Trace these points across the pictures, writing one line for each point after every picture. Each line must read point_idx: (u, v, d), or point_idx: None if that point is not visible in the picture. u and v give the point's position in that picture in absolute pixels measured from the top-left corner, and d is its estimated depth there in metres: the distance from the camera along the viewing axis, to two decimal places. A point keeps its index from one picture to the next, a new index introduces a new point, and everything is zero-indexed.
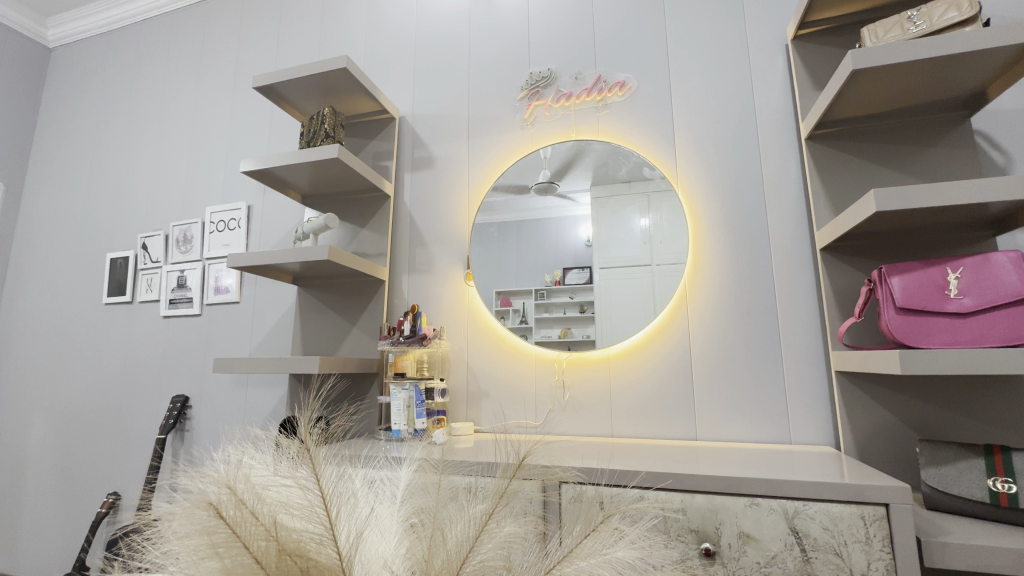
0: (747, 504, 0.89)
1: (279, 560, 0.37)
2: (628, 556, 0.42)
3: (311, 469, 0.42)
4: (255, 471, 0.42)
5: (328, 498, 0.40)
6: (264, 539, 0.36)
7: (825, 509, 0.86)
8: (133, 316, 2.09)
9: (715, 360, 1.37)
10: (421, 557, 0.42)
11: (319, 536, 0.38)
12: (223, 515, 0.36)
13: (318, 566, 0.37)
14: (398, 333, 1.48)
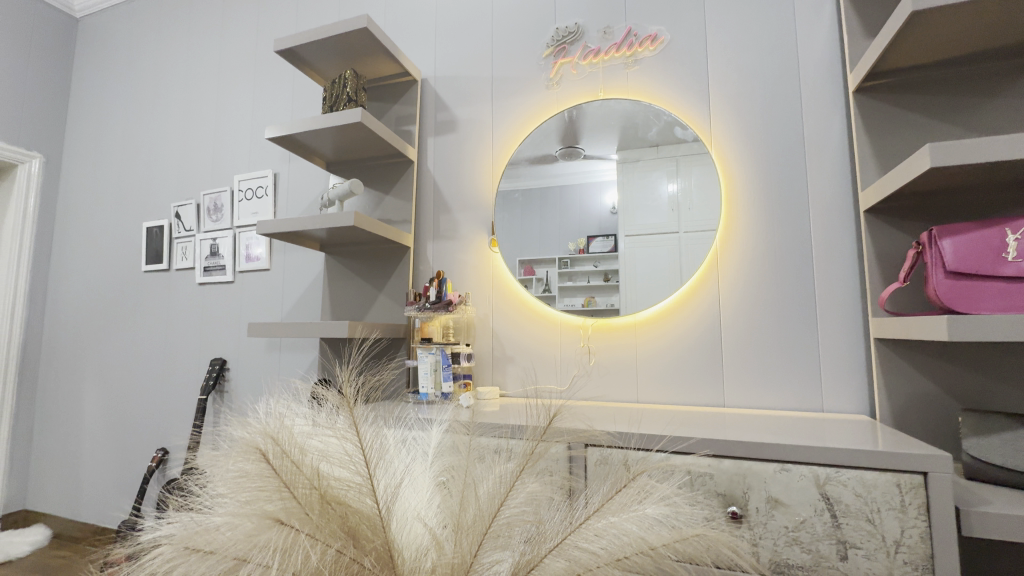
0: (776, 469, 0.88)
1: (321, 507, 0.38)
2: (658, 511, 0.42)
3: (349, 422, 0.43)
4: (296, 422, 0.43)
5: (367, 451, 0.41)
6: (307, 487, 0.37)
7: (858, 476, 0.84)
8: (170, 283, 2.17)
9: (745, 326, 1.33)
10: (453, 510, 0.44)
11: (358, 485, 0.40)
12: (269, 462, 0.38)
13: (358, 514, 0.38)
14: (424, 299, 1.49)
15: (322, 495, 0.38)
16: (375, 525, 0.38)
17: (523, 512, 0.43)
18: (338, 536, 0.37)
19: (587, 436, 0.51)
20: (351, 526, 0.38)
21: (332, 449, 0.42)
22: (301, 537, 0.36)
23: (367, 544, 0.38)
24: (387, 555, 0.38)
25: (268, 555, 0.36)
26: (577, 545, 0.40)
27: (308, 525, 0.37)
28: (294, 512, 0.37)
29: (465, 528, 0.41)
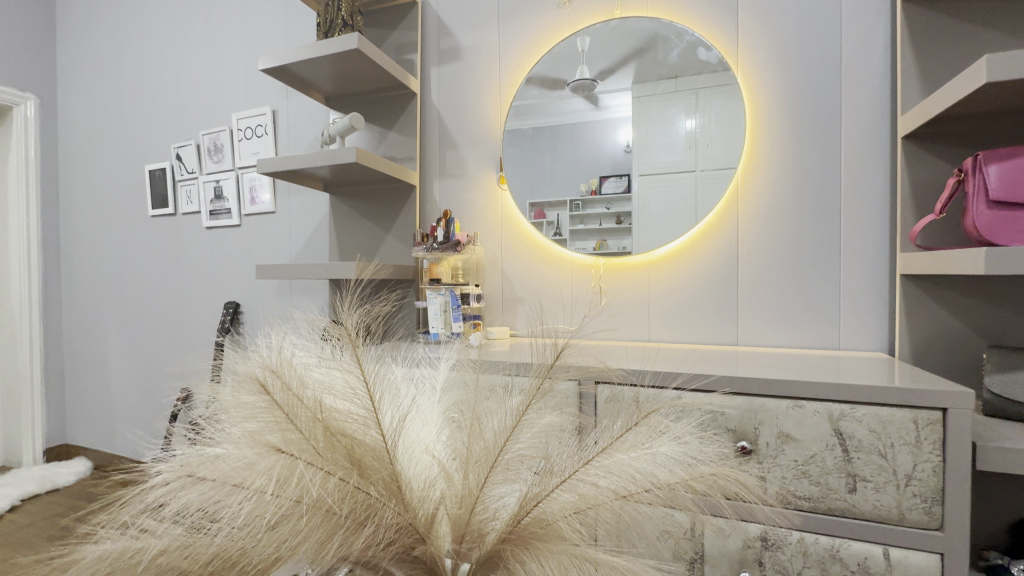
0: (790, 406, 0.87)
1: (325, 439, 0.37)
2: (671, 451, 0.41)
3: (353, 354, 0.42)
4: (296, 351, 0.41)
5: (372, 384, 0.40)
6: (310, 419, 0.36)
7: (874, 413, 0.83)
8: (178, 227, 2.15)
9: (764, 264, 1.29)
10: (462, 446, 0.43)
11: (364, 418, 0.39)
12: (268, 393, 0.36)
13: (364, 446, 0.38)
14: (432, 240, 1.46)
15: (325, 428, 0.37)
16: (382, 456, 0.38)
17: (531, 448, 0.43)
18: (345, 468, 0.37)
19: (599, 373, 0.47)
20: (357, 457, 0.37)
21: (335, 380, 0.40)
22: (300, 464, 0.35)
23: (373, 475, 0.37)
24: (394, 483, 0.38)
25: (267, 482, 0.34)
26: (583, 480, 0.40)
27: (310, 458, 0.36)
28: (298, 443, 0.36)
29: (473, 463, 0.41)
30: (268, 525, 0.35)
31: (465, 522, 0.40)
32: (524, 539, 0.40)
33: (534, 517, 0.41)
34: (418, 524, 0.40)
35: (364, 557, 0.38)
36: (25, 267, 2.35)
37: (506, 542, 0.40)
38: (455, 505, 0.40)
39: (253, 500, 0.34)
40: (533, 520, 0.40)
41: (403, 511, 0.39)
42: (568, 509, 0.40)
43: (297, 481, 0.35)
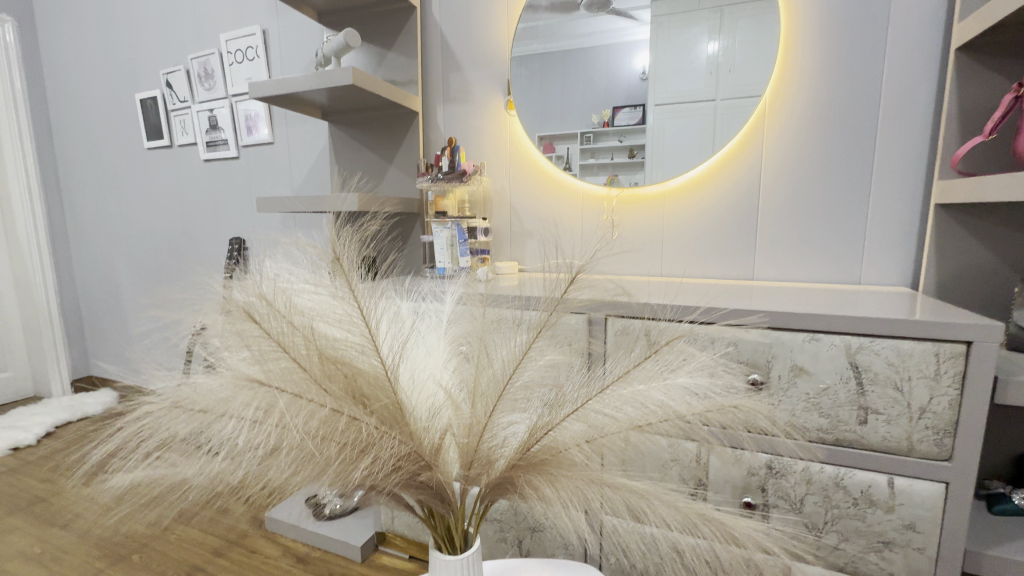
0: (806, 339, 0.85)
1: (323, 366, 0.39)
2: (692, 381, 0.42)
3: (346, 288, 0.43)
4: (294, 286, 0.43)
5: (369, 319, 0.42)
6: (306, 348, 0.39)
7: (894, 346, 0.80)
8: (176, 160, 2.09)
9: (786, 196, 1.22)
10: (470, 379, 0.47)
11: (362, 346, 0.41)
12: (259, 324, 0.38)
13: (363, 374, 0.40)
14: (437, 170, 1.39)
15: (325, 357, 0.39)
16: (382, 385, 0.41)
17: (541, 378, 0.46)
18: (344, 395, 0.39)
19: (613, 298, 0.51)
20: (357, 384, 0.40)
21: (335, 314, 0.42)
22: (281, 394, 0.37)
23: (372, 403, 0.40)
24: (396, 409, 0.41)
25: (251, 410, 0.36)
26: (594, 410, 0.42)
27: (304, 383, 0.38)
28: (293, 370, 0.38)
29: (478, 396, 0.45)
30: (269, 449, 0.38)
31: (474, 449, 0.44)
32: (533, 464, 0.44)
33: (545, 444, 0.44)
34: (424, 453, 0.43)
35: (367, 483, 0.42)
36: (29, 204, 2.34)
37: (518, 467, 0.44)
38: (464, 433, 0.44)
39: (243, 428, 0.37)
40: (544, 448, 0.44)
41: (405, 440, 0.41)
42: (579, 438, 0.43)
43: (282, 411, 0.37)
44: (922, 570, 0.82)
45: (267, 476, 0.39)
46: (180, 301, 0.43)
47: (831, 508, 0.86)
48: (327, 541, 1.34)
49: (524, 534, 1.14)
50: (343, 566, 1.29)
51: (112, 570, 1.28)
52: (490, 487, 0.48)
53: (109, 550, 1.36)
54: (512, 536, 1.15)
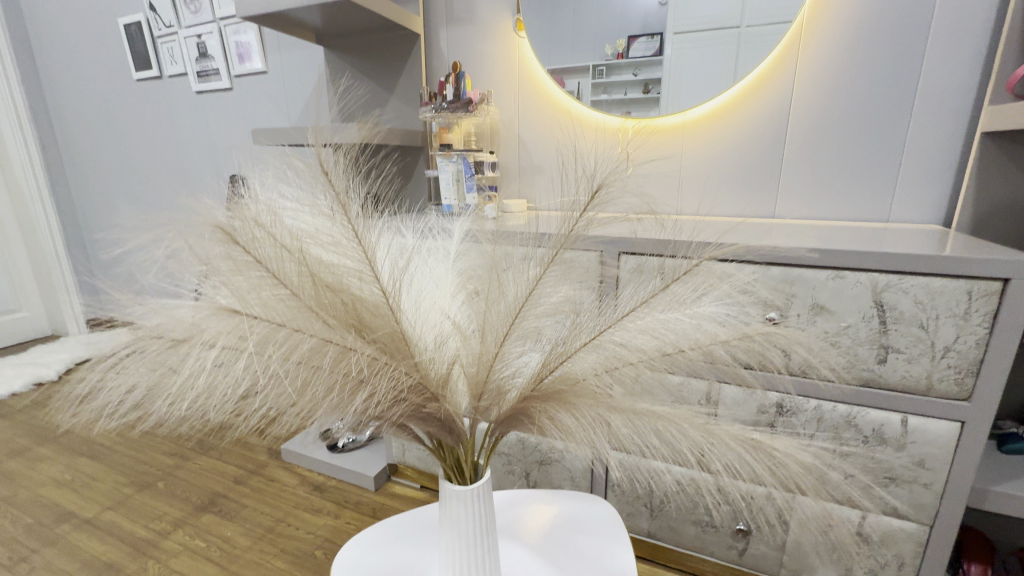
0: (831, 277, 0.81)
1: (318, 294, 0.38)
2: (717, 311, 0.44)
3: (342, 213, 0.41)
4: (285, 211, 0.41)
5: (368, 248, 0.41)
6: (298, 273, 0.38)
7: (923, 284, 0.76)
8: (168, 93, 1.99)
9: (815, 126, 1.14)
10: (478, 312, 0.48)
11: (361, 272, 0.41)
12: (241, 243, 0.37)
13: (361, 301, 0.40)
14: (440, 99, 1.30)
15: (322, 285, 0.38)
16: (384, 313, 0.41)
17: (553, 310, 0.47)
18: (343, 325, 0.39)
19: (634, 214, 0.52)
20: (357, 313, 0.39)
21: (333, 241, 0.41)
22: (264, 324, 0.37)
23: (373, 332, 0.40)
24: (398, 336, 0.42)
25: (227, 338, 0.37)
26: (613, 341, 0.45)
27: (290, 310, 0.38)
28: (282, 299, 0.38)
29: (488, 328, 0.46)
30: (267, 379, 0.38)
31: (484, 380, 0.47)
32: (549, 395, 0.47)
33: (559, 375, 0.47)
34: (431, 384, 0.44)
35: (370, 414, 0.43)
36: (20, 140, 2.29)
37: (529, 397, 0.47)
38: (476, 365, 0.46)
39: (231, 359, 0.37)
40: (558, 378, 0.46)
41: (411, 369, 0.42)
42: (596, 368, 0.45)
43: (265, 340, 0.37)
44: (927, 505, 0.83)
45: (262, 407, 0.40)
46: (162, 228, 0.40)
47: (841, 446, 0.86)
48: (341, 471, 1.39)
49: (531, 467, 1.17)
50: (358, 493, 1.35)
51: (138, 495, 1.35)
52: (501, 420, 0.51)
53: (134, 477, 1.42)
54: (519, 468, 1.18)
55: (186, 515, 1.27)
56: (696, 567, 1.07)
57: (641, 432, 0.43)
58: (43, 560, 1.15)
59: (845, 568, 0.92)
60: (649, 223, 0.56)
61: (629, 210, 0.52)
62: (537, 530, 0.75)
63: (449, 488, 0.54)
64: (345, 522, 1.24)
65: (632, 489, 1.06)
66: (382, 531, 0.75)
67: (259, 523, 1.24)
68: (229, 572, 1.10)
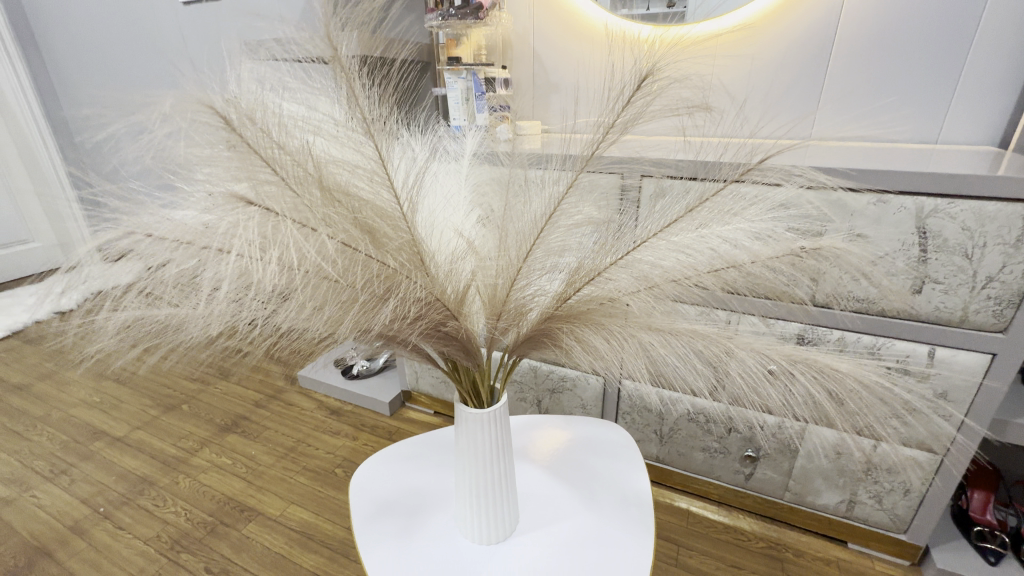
0: (871, 202, 0.75)
1: (325, 199, 0.36)
2: (753, 227, 0.42)
3: (350, 107, 0.38)
4: (286, 105, 0.37)
5: (380, 149, 0.38)
6: (306, 176, 0.36)
7: (975, 208, 0.70)
8: (153, 5, 1.84)
9: (867, 33, 1.01)
10: (497, 236, 0.46)
11: (372, 174, 0.38)
12: (246, 141, 0.35)
13: (372, 208, 0.37)
14: (447, 5, 1.17)
15: (330, 194, 0.36)
16: (399, 223, 0.39)
17: (579, 229, 0.44)
18: (357, 233, 0.37)
19: (684, 110, 0.41)
20: (366, 220, 0.37)
21: (341, 140, 0.38)
22: (275, 223, 0.36)
23: (385, 242, 0.38)
24: (412, 247, 0.39)
25: (230, 241, 0.35)
26: (647, 262, 0.43)
27: (296, 204, 0.36)
28: (289, 198, 0.36)
29: (509, 242, 0.44)
30: (272, 291, 0.37)
31: (504, 299, 0.45)
32: (573, 316, 0.46)
33: (585, 295, 0.45)
34: (448, 303, 0.42)
35: (388, 330, 0.42)
36: (7, 61, 2.18)
37: (553, 316, 0.46)
38: (494, 286, 0.45)
39: (228, 264, 0.36)
40: (585, 298, 0.45)
41: (426, 283, 0.40)
42: (634, 286, 0.43)
43: (274, 245, 0.35)
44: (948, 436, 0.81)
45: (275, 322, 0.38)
46: (147, 121, 0.37)
47: None
48: (356, 396, 1.43)
49: (543, 394, 1.18)
50: (373, 417, 1.39)
51: (165, 417, 1.41)
52: (521, 341, 0.50)
53: (160, 400, 1.48)
54: (531, 396, 1.20)
55: (212, 435, 1.33)
56: (701, 489, 1.11)
57: (669, 344, 0.43)
58: (81, 473, 1.21)
59: (851, 492, 0.93)
60: (705, 122, 0.45)
61: (677, 104, 0.41)
62: (550, 454, 0.75)
63: (465, 411, 0.53)
64: (363, 443, 1.29)
65: (640, 416, 1.08)
66: (400, 451, 0.76)
67: (281, 443, 1.30)
68: (255, 486, 1.16)
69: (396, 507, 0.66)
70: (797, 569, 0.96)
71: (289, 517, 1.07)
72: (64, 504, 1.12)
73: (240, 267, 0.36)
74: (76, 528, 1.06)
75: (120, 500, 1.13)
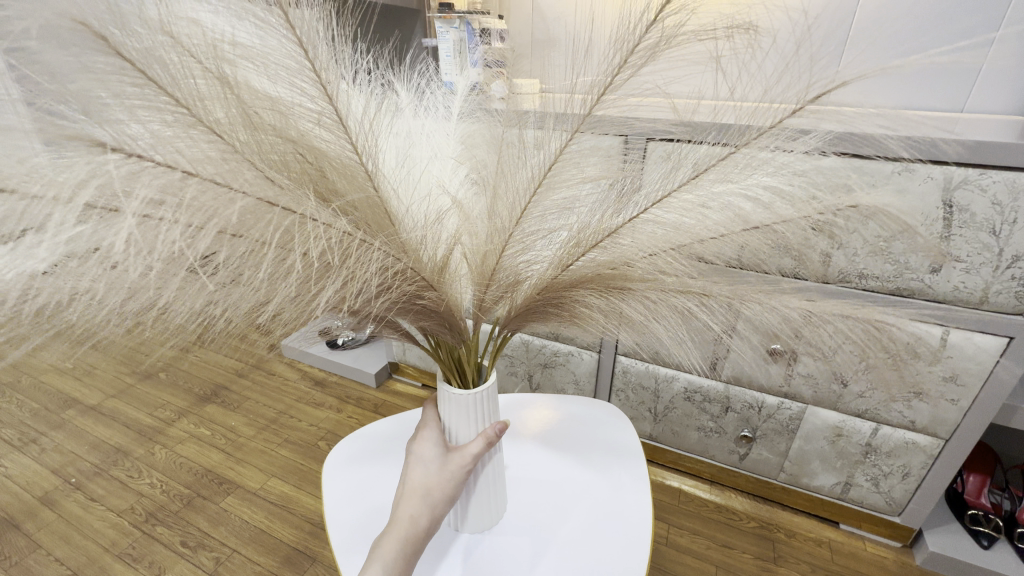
0: (897, 171, 0.67)
1: (264, 147, 0.30)
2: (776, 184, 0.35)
3: (290, 31, 0.30)
4: (217, 29, 0.29)
5: (330, 87, 0.32)
6: (248, 129, 0.29)
7: (1009, 180, 0.64)
8: None
9: None
10: (488, 195, 0.39)
11: (319, 115, 0.32)
12: (153, 78, 0.27)
13: (332, 166, 0.32)
14: None
15: (285, 137, 0.30)
16: (355, 176, 0.33)
17: (579, 192, 0.39)
18: (304, 186, 0.31)
19: (723, 31, 0.33)
20: (320, 168, 0.32)
21: (284, 71, 0.31)
22: (173, 172, 0.28)
23: (337, 195, 0.32)
24: (376, 204, 0.34)
25: (135, 201, 0.28)
26: (653, 220, 0.37)
27: (223, 159, 0.29)
28: (221, 153, 0.29)
29: (499, 201, 0.39)
30: (198, 260, 0.30)
31: (494, 264, 0.40)
32: (574, 283, 0.40)
33: (588, 260, 0.39)
34: (425, 271, 0.36)
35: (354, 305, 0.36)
36: None
37: (550, 286, 0.41)
38: (483, 251, 0.40)
39: (141, 222, 0.29)
40: (591, 264, 0.39)
41: (395, 248, 0.34)
42: (646, 248, 0.37)
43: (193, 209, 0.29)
44: (948, 420, 0.79)
45: (200, 291, 0.32)
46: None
47: None
48: (341, 367, 1.38)
49: (534, 369, 1.14)
50: (360, 389, 1.35)
51: (141, 385, 1.36)
52: (517, 314, 0.45)
53: (136, 367, 1.43)
54: (522, 371, 1.16)
55: (190, 405, 1.28)
56: (693, 467, 1.09)
57: (673, 325, 0.40)
58: (52, 442, 1.17)
59: (848, 474, 0.91)
60: (744, 45, 0.36)
61: (714, 23, 0.33)
62: (540, 433, 0.71)
63: (447, 391, 0.48)
64: (347, 416, 1.25)
65: (636, 394, 1.05)
66: (388, 429, 0.73)
67: (262, 414, 1.25)
68: (234, 459, 1.12)
69: (376, 487, 0.63)
70: (789, 550, 0.95)
71: (270, 491, 1.04)
72: (33, 474, 1.08)
73: (149, 229, 0.29)
74: (46, 500, 1.02)
75: (93, 471, 1.09)
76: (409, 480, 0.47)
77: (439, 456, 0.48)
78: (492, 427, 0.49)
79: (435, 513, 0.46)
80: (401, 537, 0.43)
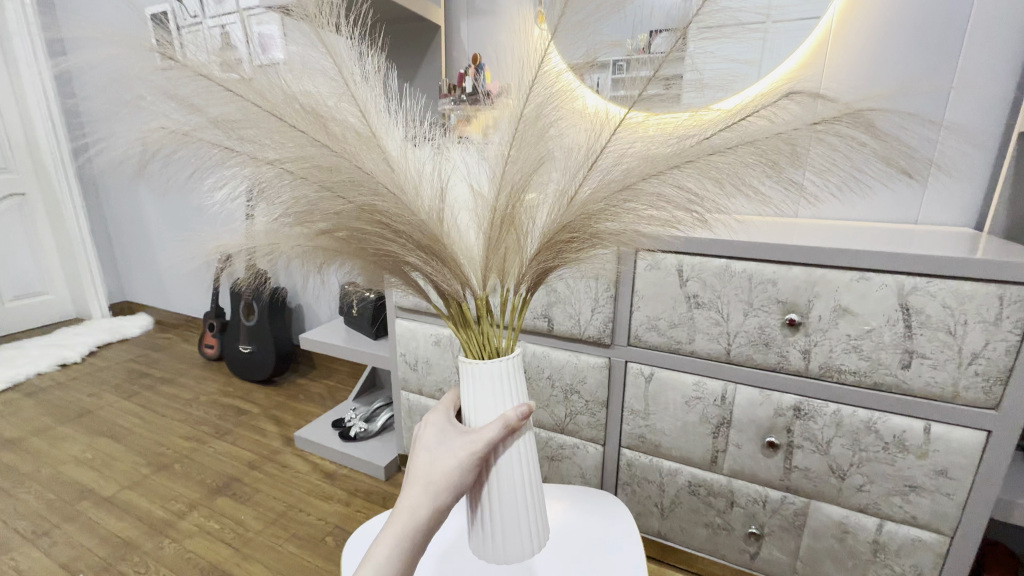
0: (854, 278, 0.79)
1: (297, 112, 0.43)
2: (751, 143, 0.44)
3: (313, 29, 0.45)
4: (287, 71, 0.45)
5: (340, 67, 0.45)
6: (286, 101, 0.43)
7: (952, 288, 0.73)
8: None
9: None
10: (498, 159, 0.50)
11: (336, 91, 0.45)
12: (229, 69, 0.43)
13: (343, 125, 0.45)
14: (460, 92, 1.26)
15: (316, 116, 0.44)
16: (359, 129, 0.46)
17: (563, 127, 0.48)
18: (321, 133, 0.44)
19: None
20: (331, 124, 0.44)
21: (312, 62, 0.45)
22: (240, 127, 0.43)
23: (334, 129, 0.44)
24: (367, 139, 0.46)
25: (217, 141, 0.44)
26: (619, 153, 0.47)
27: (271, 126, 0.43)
28: (269, 119, 0.43)
29: (507, 149, 0.49)
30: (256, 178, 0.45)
31: (509, 199, 0.49)
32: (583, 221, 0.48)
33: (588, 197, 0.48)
34: (418, 211, 0.47)
35: (366, 234, 0.48)
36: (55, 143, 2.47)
37: (571, 222, 0.48)
38: (498, 189, 0.49)
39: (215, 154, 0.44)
40: (592, 197, 0.47)
41: (394, 186, 0.46)
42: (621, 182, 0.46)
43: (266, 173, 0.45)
44: (949, 516, 0.80)
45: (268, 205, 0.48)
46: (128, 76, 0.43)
47: (859, 452, 0.84)
48: (352, 460, 1.41)
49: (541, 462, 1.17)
50: (369, 483, 1.36)
51: (155, 476, 1.39)
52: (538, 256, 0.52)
53: (152, 458, 1.47)
54: None
55: (201, 497, 1.30)
56: (706, 569, 1.06)
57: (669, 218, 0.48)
58: (63, 534, 1.18)
59: None
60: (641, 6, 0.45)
61: None
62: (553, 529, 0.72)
63: (471, 368, 0.53)
64: (355, 510, 1.26)
65: (640, 487, 1.06)
66: None
67: (272, 507, 1.26)
68: (241, 554, 1.12)
69: None
70: None
71: None
72: (42, 568, 1.08)
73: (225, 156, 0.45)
74: None
75: (100, 565, 1.09)
76: (413, 468, 0.50)
77: (451, 442, 0.50)
78: (516, 411, 0.51)
79: (437, 505, 0.48)
80: (401, 528, 0.46)
